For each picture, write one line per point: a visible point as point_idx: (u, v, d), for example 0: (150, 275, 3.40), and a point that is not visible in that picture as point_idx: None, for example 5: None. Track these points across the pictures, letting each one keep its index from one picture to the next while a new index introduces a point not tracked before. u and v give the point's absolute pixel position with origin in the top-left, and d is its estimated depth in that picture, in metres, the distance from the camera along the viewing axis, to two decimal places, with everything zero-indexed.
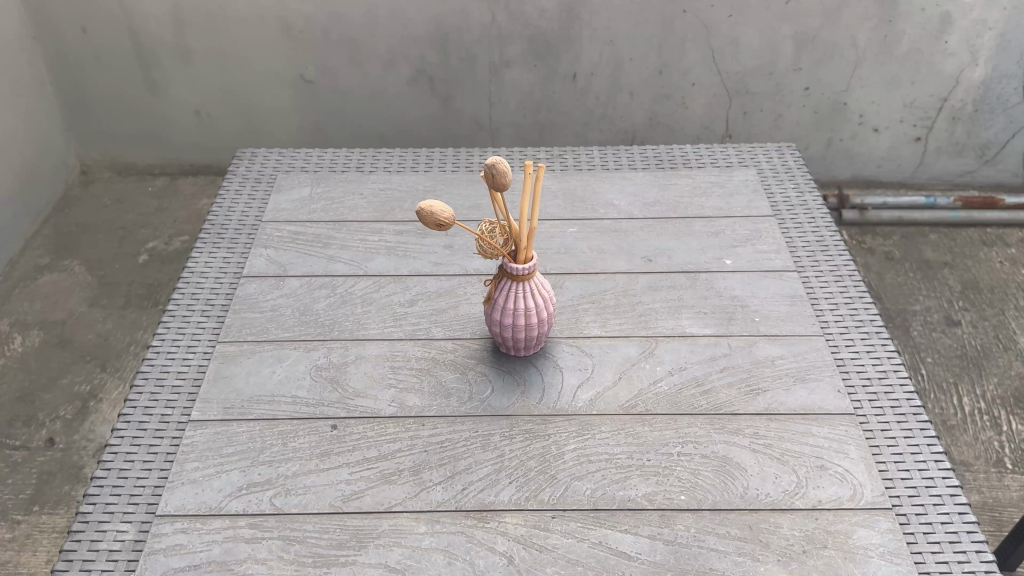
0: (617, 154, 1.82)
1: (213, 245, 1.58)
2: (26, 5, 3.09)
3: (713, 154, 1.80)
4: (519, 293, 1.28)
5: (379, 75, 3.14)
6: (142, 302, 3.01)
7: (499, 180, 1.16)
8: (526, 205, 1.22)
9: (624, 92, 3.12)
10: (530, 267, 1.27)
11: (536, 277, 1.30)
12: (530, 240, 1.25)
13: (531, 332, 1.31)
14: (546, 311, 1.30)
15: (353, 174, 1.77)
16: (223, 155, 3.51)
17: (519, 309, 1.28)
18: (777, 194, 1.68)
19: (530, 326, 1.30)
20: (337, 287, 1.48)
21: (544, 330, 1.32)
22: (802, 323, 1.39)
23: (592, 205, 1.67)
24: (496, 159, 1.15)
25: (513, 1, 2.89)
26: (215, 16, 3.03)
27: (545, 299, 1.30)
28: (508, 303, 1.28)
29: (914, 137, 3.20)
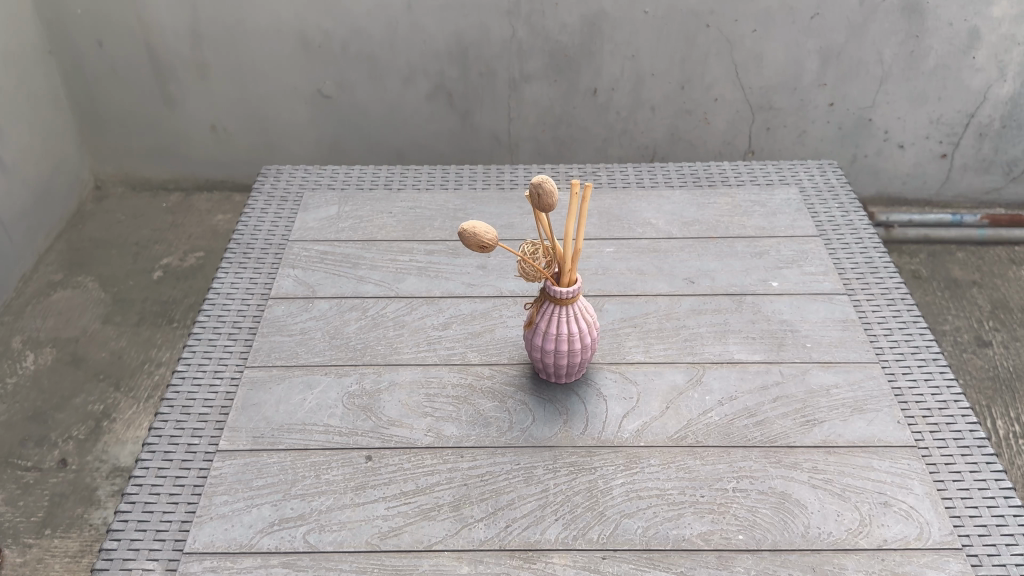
0: (652, 170, 1.76)
1: (238, 265, 1.53)
2: (42, 18, 3.06)
3: (752, 172, 1.74)
4: (562, 317, 1.22)
5: (398, 90, 3.10)
6: (156, 320, 2.96)
7: (547, 200, 1.11)
8: (572, 226, 1.16)
9: (645, 107, 3.08)
10: (574, 290, 1.21)
11: (580, 300, 1.24)
12: (574, 263, 1.19)
13: (574, 358, 1.25)
14: (590, 336, 1.25)
15: (381, 191, 1.71)
16: (238, 170, 3.47)
17: (563, 334, 1.23)
18: (821, 214, 1.62)
19: (573, 352, 1.24)
20: (367, 309, 1.42)
21: (587, 356, 1.26)
22: (857, 349, 1.33)
23: (628, 224, 1.61)
24: (543, 177, 1.10)
25: (535, 15, 2.84)
26: (233, 31, 3.00)
27: (589, 324, 1.24)
28: (551, 328, 1.23)
29: (941, 153, 3.14)
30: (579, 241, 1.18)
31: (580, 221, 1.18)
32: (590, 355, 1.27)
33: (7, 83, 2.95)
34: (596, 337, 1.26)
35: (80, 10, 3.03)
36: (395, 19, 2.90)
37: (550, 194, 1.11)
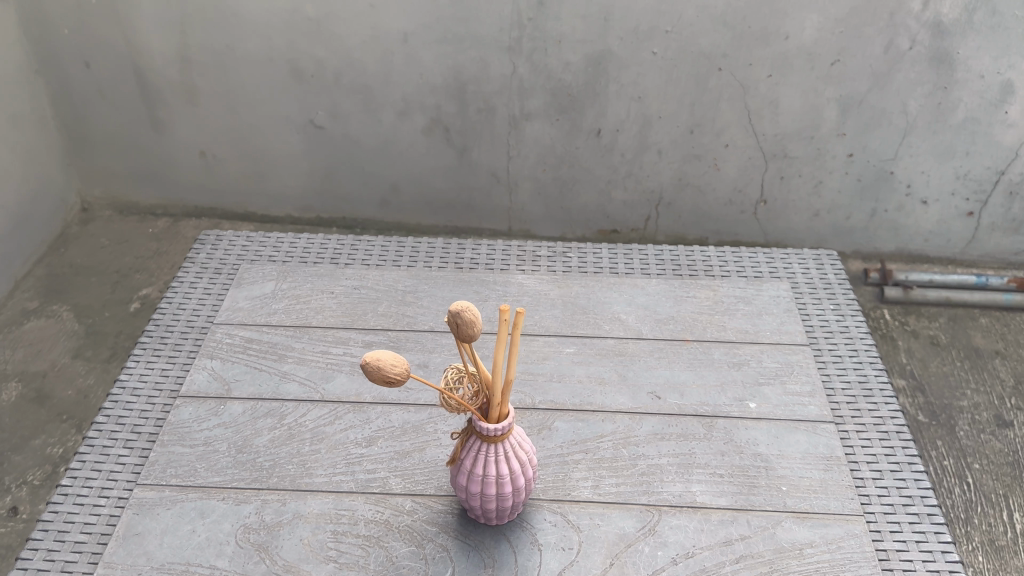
0: (629, 254, 1.58)
1: (153, 353, 1.39)
2: (27, 33, 2.77)
3: (741, 261, 1.56)
4: (489, 457, 1.04)
5: (393, 123, 2.85)
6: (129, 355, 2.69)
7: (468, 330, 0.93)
8: (502, 355, 0.98)
9: (651, 151, 2.85)
10: (505, 426, 1.03)
11: (512, 435, 1.06)
12: (505, 395, 1.02)
13: (505, 502, 1.07)
14: (524, 477, 1.07)
15: (326, 266, 1.55)
16: (227, 198, 3.18)
17: (492, 478, 1.05)
18: (814, 317, 1.44)
19: (503, 496, 1.06)
20: (285, 416, 1.26)
21: (521, 499, 1.08)
22: (840, 497, 1.16)
23: (595, 318, 1.43)
24: (463, 305, 0.92)
25: (537, 52, 2.61)
26: (223, 57, 2.72)
27: (524, 464, 1.06)
28: (478, 470, 1.05)
29: (966, 211, 2.92)
30: (511, 370, 1.00)
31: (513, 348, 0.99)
32: (527, 494, 1.10)
33: None
34: (533, 476, 1.08)
35: (67, 28, 2.74)
36: (390, 51, 2.65)
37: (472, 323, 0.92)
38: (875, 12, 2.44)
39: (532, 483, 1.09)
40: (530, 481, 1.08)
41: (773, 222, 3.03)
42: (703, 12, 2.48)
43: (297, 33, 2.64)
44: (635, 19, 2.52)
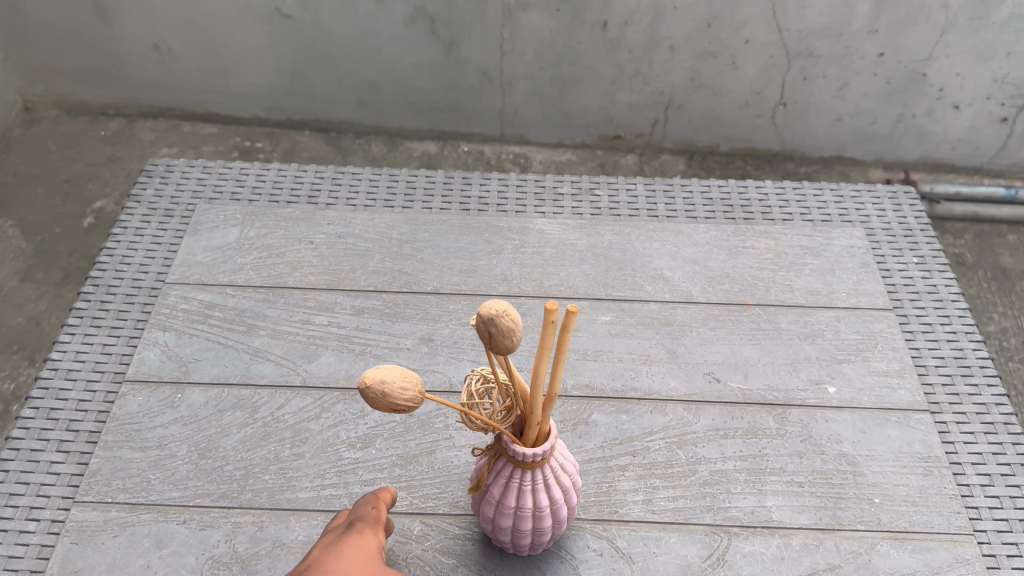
0: (670, 192, 1.32)
1: (92, 323, 1.12)
2: None
3: (804, 200, 1.30)
4: (525, 488, 0.81)
5: (371, 12, 2.29)
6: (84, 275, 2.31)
7: (505, 345, 0.63)
8: (544, 366, 0.71)
9: (662, 47, 2.31)
10: (547, 450, 0.78)
11: (553, 457, 0.82)
12: (545, 412, 0.76)
13: (540, 536, 0.85)
14: (566, 506, 0.84)
15: (304, 207, 1.27)
16: (189, 98, 2.66)
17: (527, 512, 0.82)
18: (896, 272, 1.20)
19: (539, 530, 0.84)
20: (258, 410, 1.01)
21: (561, 530, 0.86)
22: (943, 512, 0.95)
23: (634, 277, 1.18)
24: (499, 311, 0.61)
25: None
26: None
27: (566, 493, 0.84)
28: (509, 502, 0.82)
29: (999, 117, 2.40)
30: (556, 382, 0.73)
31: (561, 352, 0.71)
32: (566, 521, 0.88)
33: None
34: (576, 502, 0.86)
35: None
36: None
37: (513, 338, 0.62)
38: None
39: (574, 510, 0.87)
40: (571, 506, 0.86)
41: (790, 128, 2.52)
42: None
43: None
44: None
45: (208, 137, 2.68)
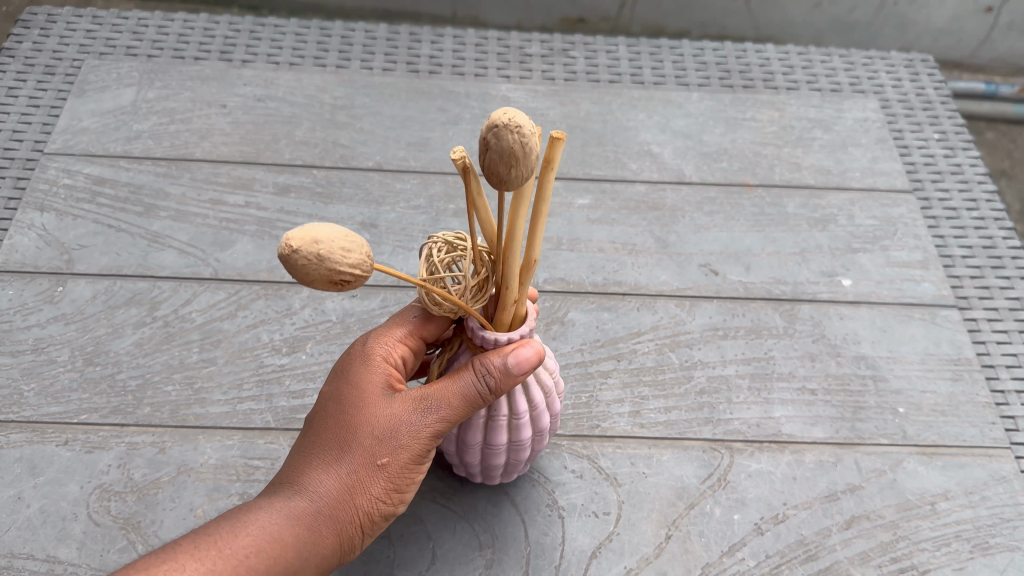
0: (656, 54, 1.13)
1: None
2: None
3: (811, 66, 1.12)
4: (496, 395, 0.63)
5: None
6: None
7: (502, 176, 0.42)
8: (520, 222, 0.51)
9: None
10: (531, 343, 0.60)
11: None
12: (522, 287, 0.56)
13: (518, 452, 0.67)
14: (549, 409, 0.66)
15: (217, 65, 1.04)
16: None
17: (502, 421, 0.63)
18: (915, 149, 1.03)
19: (517, 443, 0.66)
20: (158, 307, 0.82)
21: (545, 442, 0.68)
22: (976, 422, 0.80)
23: (616, 153, 1.00)
24: (510, 123, 0.41)
25: None
26: None
27: (548, 391, 0.65)
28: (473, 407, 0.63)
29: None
30: (537, 242, 0.54)
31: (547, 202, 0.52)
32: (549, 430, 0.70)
33: None
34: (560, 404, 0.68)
35: None
36: None
37: (517, 165, 0.42)
38: None
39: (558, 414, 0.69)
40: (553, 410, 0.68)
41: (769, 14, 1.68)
42: None
43: None
44: None
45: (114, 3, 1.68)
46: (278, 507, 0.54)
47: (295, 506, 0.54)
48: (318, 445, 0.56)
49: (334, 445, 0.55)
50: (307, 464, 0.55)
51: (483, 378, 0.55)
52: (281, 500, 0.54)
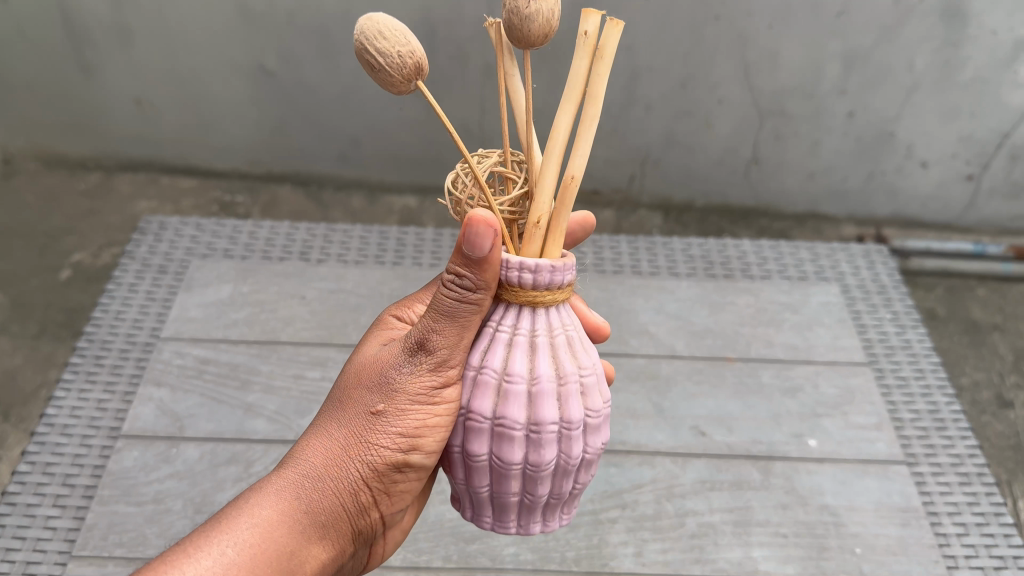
0: (653, 249, 1.38)
1: (88, 380, 1.13)
2: None
3: (782, 257, 1.37)
4: (488, 380, 0.58)
5: (353, 71, 1.81)
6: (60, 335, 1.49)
7: (520, 10, 0.55)
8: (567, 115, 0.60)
9: (637, 107, 1.89)
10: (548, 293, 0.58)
11: (539, 336, 0.58)
12: (561, 204, 0.60)
13: (500, 449, 0.57)
14: (554, 408, 0.57)
15: (296, 264, 1.31)
16: (176, 151, 2.02)
17: (492, 380, 0.58)
18: (871, 328, 1.24)
19: (501, 430, 0.57)
20: (252, 465, 1.02)
21: (542, 452, 0.57)
22: (922, 561, 0.97)
23: (620, 332, 1.22)
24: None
25: None
26: None
27: (563, 380, 0.58)
28: (474, 360, 0.59)
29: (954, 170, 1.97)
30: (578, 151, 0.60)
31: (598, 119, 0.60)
32: (560, 456, 0.59)
33: None
34: (578, 427, 0.58)
35: None
36: None
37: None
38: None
39: (573, 436, 0.58)
40: (569, 431, 0.58)
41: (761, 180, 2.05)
42: None
43: None
44: None
45: (187, 190, 2.01)
46: (288, 476, 0.59)
47: (302, 471, 0.59)
48: (325, 418, 0.62)
49: (334, 412, 0.61)
50: (316, 435, 0.61)
51: (458, 286, 0.56)
52: (291, 474, 0.59)
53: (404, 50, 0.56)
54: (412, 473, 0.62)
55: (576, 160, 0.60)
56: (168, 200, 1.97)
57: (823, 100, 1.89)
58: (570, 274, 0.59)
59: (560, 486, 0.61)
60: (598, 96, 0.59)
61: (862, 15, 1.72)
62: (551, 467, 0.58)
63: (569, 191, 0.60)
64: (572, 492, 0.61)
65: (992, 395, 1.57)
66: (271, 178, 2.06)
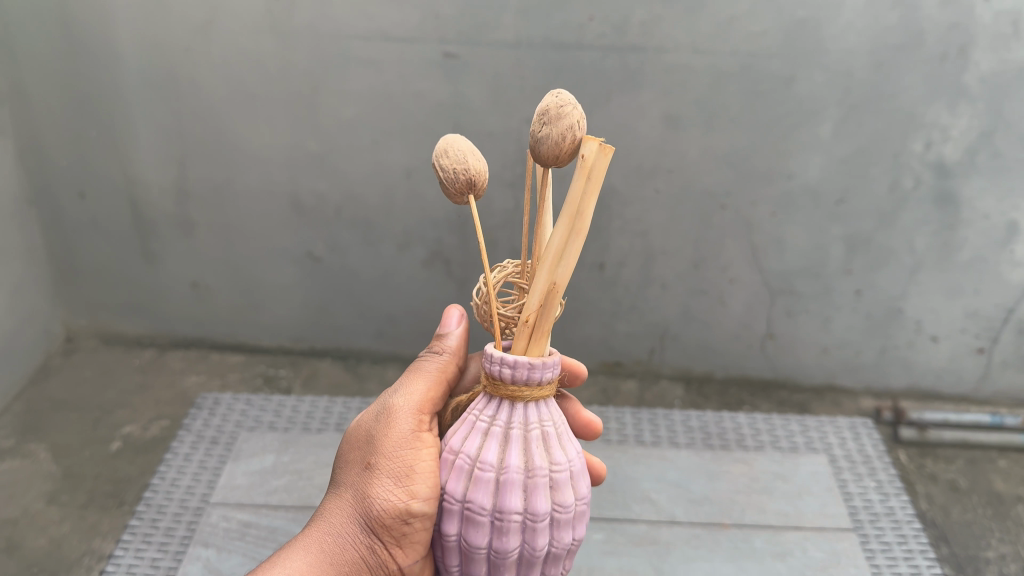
0: (654, 421, 1.54)
1: (146, 534, 1.38)
2: (18, 143, 1.93)
3: (774, 431, 1.52)
4: (463, 464, 0.76)
5: (392, 256, 2.05)
6: (106, 503, 1.59)
7: (537, 134, 0.74)
8: (562, 231, 0.79)
9: (654, 286, 2.07)
10: (526, 387, 0.77)
11: (510, 434, 0.76)
12: (547, 303, 0.80)
13: (471, 529, 0.74)
14: (518, 498, 0.73)
15: (328, 434, 1.63)
16: (222, 330, 2.23)
17: (466, 466, 0.76)
18: (856, 496, 1.36)
19: (472, 512, 0.74)
20: None
21: (504, 532, 0.73)
22: None
23: (624, 499, 1.33)
24: (552, 121, 0.73)
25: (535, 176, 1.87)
26: (221, 155, 1.92)
27: (528, 473, 0.74)
28: (459, 448, 0.78)
29: (967, 345, 2.11)
30: (564, 263, 0.79)
31: (582, 237, 0.79)
32: (521, 540, 0.74)
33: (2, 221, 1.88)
34: (539, 518, 0.73)
35: (63, 133, 1.92)
36: (392, 181, 1.92)
37: (549, 126, 0.73)
38: (881, 151, 1.84)
39: (535, 523, 0.73)
40: (531, 520, 0.73)
41: (774, 355, 2.19)
42: (707, 150, 1.85)
43: (296, 169, 1.93)
44: (640, 155, 1.86)
45: (233, 366, 2.19)
46: (319, 528, 0.84)
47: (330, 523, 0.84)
48: (340, 485, 0.87)
49: (345, 478, 0.87)
50: (335, 498, 0.86)
51: (430, 355, 0.94)
52: (322, 525, 0.84)
53: (459, 167, 0.79)
54: (417, 522, 0.79)
55: (560, 270, 0.80)
56: (216, 375, 2.14)
57: (830, 281, 2.05)
58: (550, 373, 0.78)
59: (526, 570, 0.76)
60: (583, 217, 0.78)
61: (860, 203, 1.92)
62: (512, 548, 0.74)
63: (554, 295, 0.80)
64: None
65: (1017, 567, 1.60)
66: (313, 353, 2.25)
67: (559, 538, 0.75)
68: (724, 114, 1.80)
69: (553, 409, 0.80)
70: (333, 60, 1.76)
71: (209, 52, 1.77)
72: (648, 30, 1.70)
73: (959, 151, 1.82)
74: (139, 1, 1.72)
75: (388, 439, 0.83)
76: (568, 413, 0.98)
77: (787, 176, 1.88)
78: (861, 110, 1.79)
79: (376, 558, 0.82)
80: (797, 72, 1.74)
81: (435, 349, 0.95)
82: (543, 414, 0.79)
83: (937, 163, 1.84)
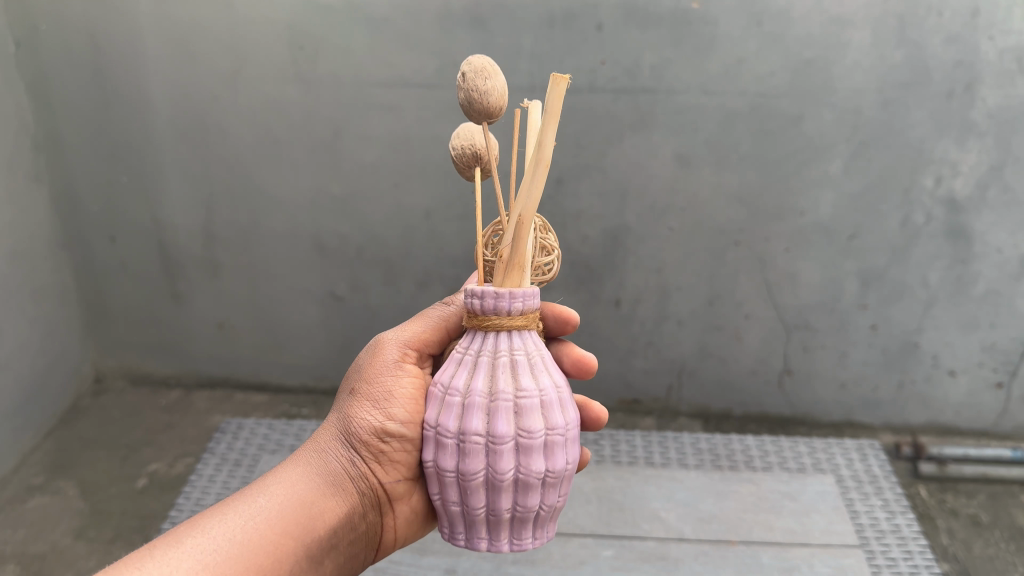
0: (666, 444, 1.62)
1: None
2: (54, 190, 2.02)
3: (783, 452, 1.61)
4: (438, 393, 0.88)
5: (412, 296, 2.12)
6: (134, 537, 1.64)
7: (481, 87, 0.89)
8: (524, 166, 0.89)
9: (670, 321, 2.12)
10: (494, 317, 0.88)
11: (478, 363, 0.87)
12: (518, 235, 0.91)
13: (441, 451, 0.84)
14: (479, 419, 0.83)
15: None
16: (246, 369, 2.30)
17: (439, 394, 0.88)
18: (863, 516, 1.43)
19: (442, 435, 0.85)
20: None
21: (467, 452, 0.82)
22: None
23: (633, 517, 1.41)
24: (482, 77, 0.89)
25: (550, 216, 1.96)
26: (247, 199, 2.00)
27: (490, 397, 0.84)
28: (440, 381, 0.90)
29: (983, 379, 2.12)
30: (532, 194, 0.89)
31: (546, 168, 0.88)
32: (485, 461, 0.82)
33: (38, 265, 1.97)
34: (499, 439, 0.81)
35: (98, 181, 2.02)
36: (414, 223, 2.00)
37: (489, 81, 0.89)
38: (889, 186, 1.88)
39: (496, 444, 0.82)
40: (493, 442, 0.82)
41: (790, 391, 2.21)
42: (717, 188, 1.91)
43: (320, 212, 2.01)
44: (653, 194, 1.92)
45: (257, 405, 2.26)
46: (309, 448, 0.96)
47: (319, 443, 0.97)
48: (330, 417, 1.00)
49: (336, 410, 1.00)
50: (325, 427, 0.99)
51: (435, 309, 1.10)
52: (312, 446, 0.96)
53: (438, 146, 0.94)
54: (393, 440, 0.94)
55: (527, 201, 0.90)
56: (240, 413, 2.20)
57: (846, 316, 2.08)
58: (519, 305, 0.89)
59: (494, 495, 0.83)
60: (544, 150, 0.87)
61: (872, 240, 1.96)
62: (477, 470, 0.82)
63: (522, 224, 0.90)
64: (499, 501, 0.84)
65: None
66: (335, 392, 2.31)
67: (526, 464, 0.83)
68: (734, 153, 1.86)
69: (530, 340, 0.90)
70: (358, 106, 1.85)
71: (237, 100, 1.87)
72: (658, 73, 1.77)
73: (969, 187, 1.87)
74: (172, 55, 1.83)
75: (376, 366, 0.99)
76: (565, 356, 1.12)
77: (799, 213, 1.93)
78: (870, 147, 1.84)
79: (356, 471, 0.94)
80: (805, 111, 1.80)
81: (445, 302, 1.10)
82: (517, 344, 0.89)
83: (948, 199, 1.89)
